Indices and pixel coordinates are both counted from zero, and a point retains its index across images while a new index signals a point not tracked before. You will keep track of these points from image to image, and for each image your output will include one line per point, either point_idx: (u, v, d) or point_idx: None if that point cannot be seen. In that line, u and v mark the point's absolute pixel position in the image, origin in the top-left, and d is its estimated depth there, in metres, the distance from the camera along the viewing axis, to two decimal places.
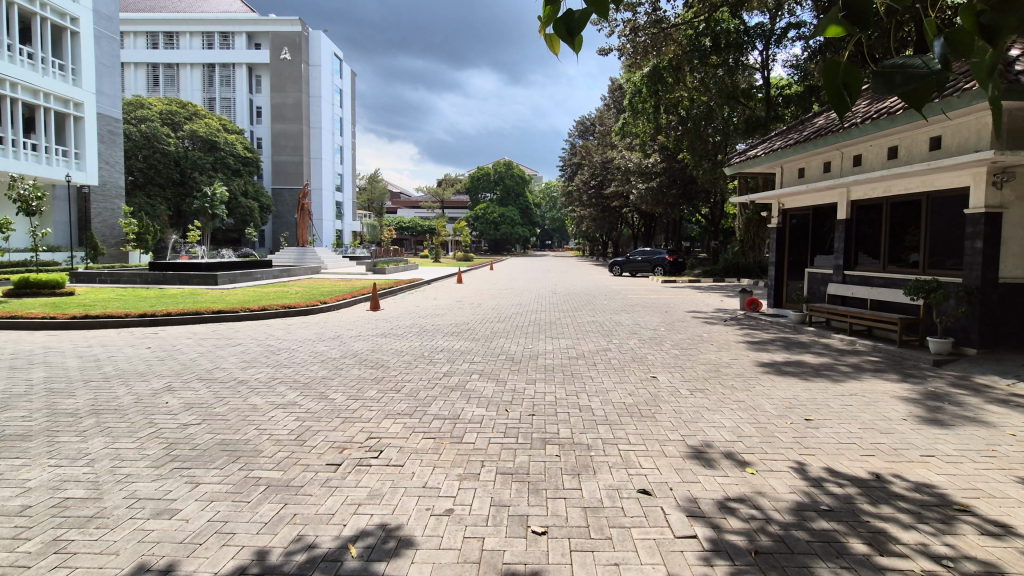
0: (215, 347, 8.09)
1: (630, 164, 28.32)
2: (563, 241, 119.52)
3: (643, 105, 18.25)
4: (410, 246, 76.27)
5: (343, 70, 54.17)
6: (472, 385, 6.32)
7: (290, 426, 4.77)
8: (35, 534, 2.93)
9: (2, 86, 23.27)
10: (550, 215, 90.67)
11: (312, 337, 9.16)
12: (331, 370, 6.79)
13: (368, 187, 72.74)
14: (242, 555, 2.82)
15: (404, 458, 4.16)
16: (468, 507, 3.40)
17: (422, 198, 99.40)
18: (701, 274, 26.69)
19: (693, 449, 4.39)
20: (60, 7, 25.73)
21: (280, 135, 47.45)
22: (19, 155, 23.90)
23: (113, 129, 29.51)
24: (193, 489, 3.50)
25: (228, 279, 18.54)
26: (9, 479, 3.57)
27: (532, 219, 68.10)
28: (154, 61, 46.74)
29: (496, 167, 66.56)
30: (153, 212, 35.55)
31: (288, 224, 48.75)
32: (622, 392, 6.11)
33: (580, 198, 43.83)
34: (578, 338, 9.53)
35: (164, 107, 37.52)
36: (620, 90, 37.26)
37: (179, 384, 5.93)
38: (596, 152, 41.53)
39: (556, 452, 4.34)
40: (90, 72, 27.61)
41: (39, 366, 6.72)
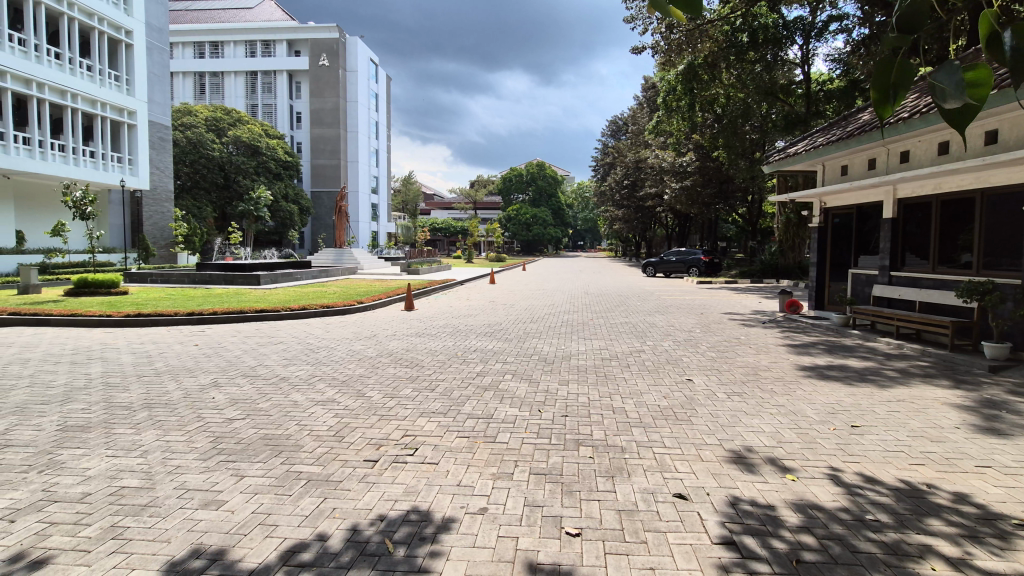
0: (258, 345, 8.37)
1: (664, 164, 27.96)
2: (595, 242, 118.83)
3: (677, 102, 17.90)
4: (443, 247, 77.14)
5: (378, 75, 55.25)
6: (505, 386, 6.35)
7: (329, 422, 4.89)
8: (95, 520, 3.10)
9: (64, 97, 24.62)
10: (583, 215, 90.20)
11: (349, 335, 9.37)
12: (368, 369, 6.93)
13: (403, 189, 74.07)
14: (284, 547, 2.90)
15: (439, 456, 4.21)
16: (502, 507, 3.42)
17: (455, 198, 100.68)
18: (738, 275, 26.03)
19: (733, 454, 4.28)
20: (116, 21, 27.15)
21: (318, 140, 48.76)
22: (77, 161, 25.25)
23: (163, 136, 30.91)
24: (238, 482, 3.63)
25: (269, 279, 19.14)
26: (71, 467, 3.78)
27: (564, 220, 68.01)
28: (200, 69, 48.66)
29: (529, 167, 66.49)
30: (200, 215, 37.07)
31: (326, 226, 49.98)
32: (657, 394, 6.02)
33: (613, 198, 43.39)
34: (612, 339, 9.45)
35: (209, 114, 39.00)
36: (654, 89, 36.73)
37: (224, 380, 6.16)
38: (629, 153, 41.05)
39: (589, 454, 4.31)
40: (142, 82, 29.00)
41: (97, 361, 7.09)
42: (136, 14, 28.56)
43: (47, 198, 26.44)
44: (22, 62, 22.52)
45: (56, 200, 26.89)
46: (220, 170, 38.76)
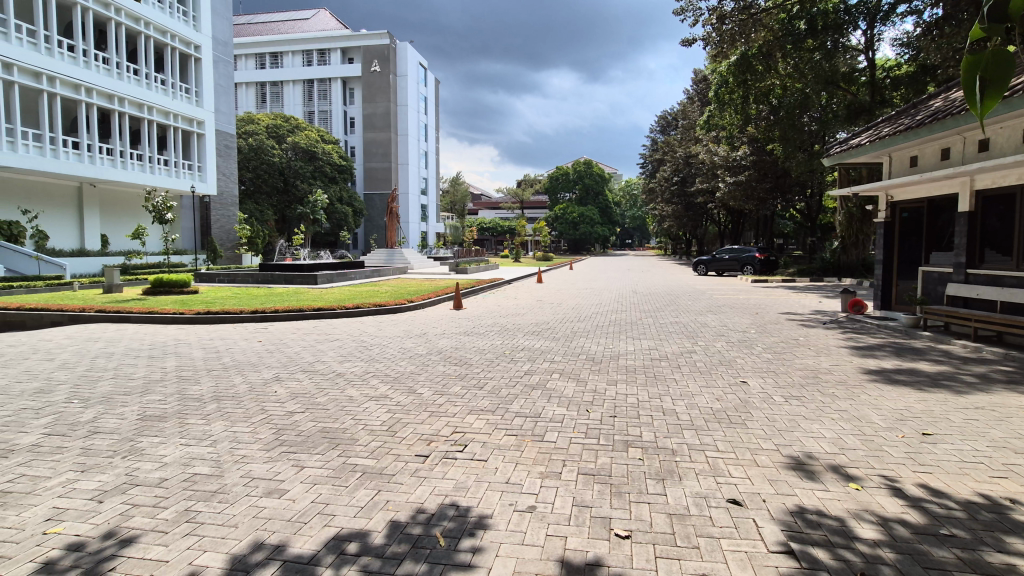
0: (315, 342, 8.75)
1: (716, 158, 27.13)
2: (644, 240, 116.57)
3: (729, 96, 17.32)
4: (490, 247, 77.79)
5: (427, 78, 56.40)
6: (553, 385, 6.34)
7: (382, 417, 5.06)
8: (171, 503, 3.34)
9: (141, 110, 26.48)
10: (631, 214, 88.61)
11: (400, 333, 9.63)
12: (419, 366, 7.10)
13: (451, 189, 75.30)
14: (340, 537, 3.02)
15: (488, 453, 4.26)
16: (550, 506, 3.42)
17: (502, 198, 101.29)
18: (797, 274, 24.80)
19: (792, 460, 4.11)
20: (186, 37, 28.98)
21: (370, 143, 50.27)
22: (153, 169, 27.08)
23: (229, 144, 32.73)
24: (298, 472, 3.81)
25: (326, 279, 19.92)
26: (149, 454, 4.09)
27: (611, 218, 67.15)
28: (262, 80, 51.15)
29: (576, 166, 65.90)
30: (261, 217, 38.93)
31: (378, 227, 51.45)
32: (709, 396, 5.85)
33: (663, 195, 42.41)
34: (662, 339, 9.25)
35: (270, 121, 40.90)
36: (705, 82, 35.60)
37: (285, 375, 6.46)
38: (678, 148, 39.99)
39: (639, 456, 4.25)
40: (209, 93, 30.79)
41: (171, 356, 7.61)
42: (204, 29, 30.37)
43: (128, 204, 28.57)
44: (105, 79, 24.38)
45: (136, 205, 28.95)
46: (279, 174, 40.32)
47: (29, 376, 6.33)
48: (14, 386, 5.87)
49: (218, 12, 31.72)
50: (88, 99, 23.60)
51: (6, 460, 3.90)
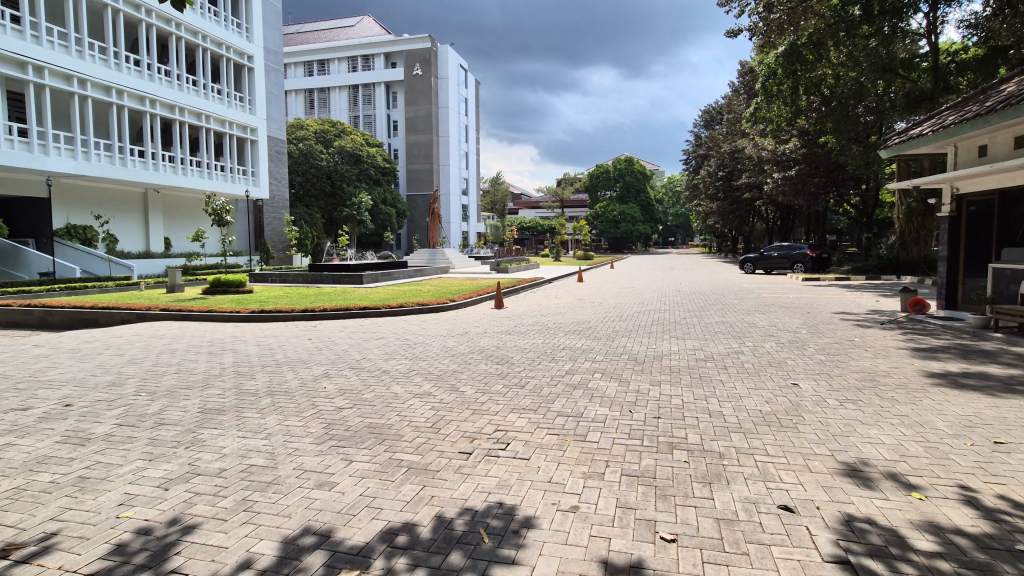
0: (361, 340, 8.99)
1: (764, 152, 26.20)
2: (687, 238, 113.85)
3: (778, 87, 16.64)
4: (531, 247, 77.70)
5: (467, 79, 57.02)
6: (595, 384, 6.30)
7: (426, 414, 5.15)
8: (230, 492, 3.52)
9: (200, 118, 27.92)
10: (674, 211, 86.56)
11: (443, 332, 9.75)
12: (461, 364, 7.19)
13: (491, 189, 75.80)
14: (388, 530, 3.09)
15: (530, 452, 4.27)
16: (594, 507, 3.40)
17: (542, 198, 101.04)
18: (851, 272, 23.64)
19: (847, 466, 3.94)
20: (240, 48, 30.35)
21: (413, 146, 51.28)
22: (211, 175, 28.47)
23: (280, 149, 34.08)
24: (347, 466, 3.93)
25: (371, 279, 20.45)
26: (210, 445, 4.32)
27: (653, 216, 65.94)
28: (309, 87, 52.92)
29: (617, 163, 64.89)
30: (310, 220, 40.25)
31: (420, 227, 52.34)
32: (758, 399, 5.67)
33: (706, 191, 41.25)
34: (707, 339, 9.02)
35: (318, 127, 42.31)
36: (751, 74, 34.42)
37: (334, 372, 6.68)
38: (724, 143, 38.80)
39: (685, 458, 4.16)
40: (262, 101, 32.14)
41: (229, 352, 8.01)
42: (256, 39, 31.73)
43: (189, 208, 30.17)
44: (167, 90, 25.84)
45: (196, 209, 30.58)
46: (327, 178, 41.57)
47: (102, 370, 6.78)
48: (89, 379, 6.30)
49: (269, 23, 33.07)
50: (152, 109, 25.09)
51: (84, 448, 4.20)
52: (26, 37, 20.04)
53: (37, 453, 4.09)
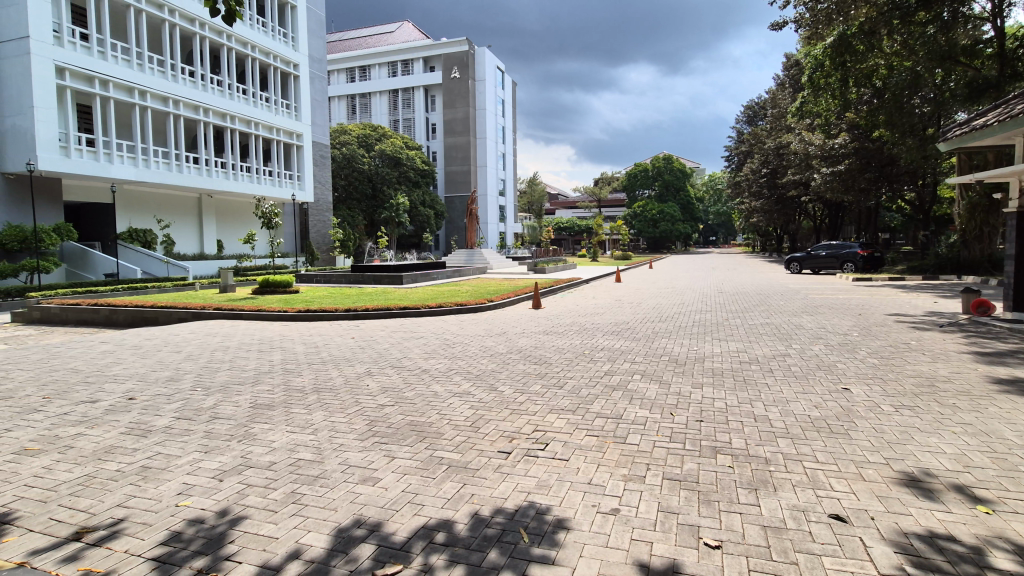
0: (401, 339, 9.16)
1: (810, 147, 25.28)
2: (728, 237, 110.81)
3: (825, 80, 16.02)
4: (568, 246, 77.35)
5: (504, 81, 57.28)
6: (635, 386, 6.20)
7: (465, 413, 5.21)
8: (280, 485, 3.65)
9: (248, 125, 29.07)
10: (715, 209, 84.46)
11: (481, 332, 9.85)
12: (499, 364, 7.22)
13: (528, 190, 75.87)
14: (429, 526, 3.14)
15: (569, 452, 4.26)
16: (635, 510, 3.36)
17: (580, 198, 100.34)
18: (906, 271, 22.45)
19: (905, 476, 3.74)
20: (286, 57, 31.46)
21: (451, 148, 51.96)
22: (260, 179, 29.60)
23: (324, 154, 35.13)
24: (389, 462, 4.02)
25: (411, 279, 20.83)
26: (261, 438, 4.50)
27: (694, 215, 64.56)
28: (351, 92, 54.33)
29: (655, 162, 63.71)
30: (353, 222, 41.29)
31: (458, 228, 52.96)
32: (806, 403, 5.45)
33: (749, 188, 40.01)
34: (751, 341, 8.76)
35: (360, 131, 43.31)
36: (796, 66, 33.16)
37: (376, 370, 6.85)
38: (768, 139, 37.55)
39: (729, 463, 4.06)
40: (307, 107, 33.20)
41: (277, 350, 8.31)
42: (302, 48, 32.80)
43: (240, 212, 31.47)
44: (219, 99, 26.99)
45: (247, 212, 31.87)
46: (368, 181, 42.58)
47: (162, 366, 7.16)
48: (150, 374, 6.66)
49: (313, 32, 34.16)
50: (205, 118, 26.30)
51: (146, 439, 4.45)
52: (92, 53, 21.33)
53: (105, 443, 4.36)
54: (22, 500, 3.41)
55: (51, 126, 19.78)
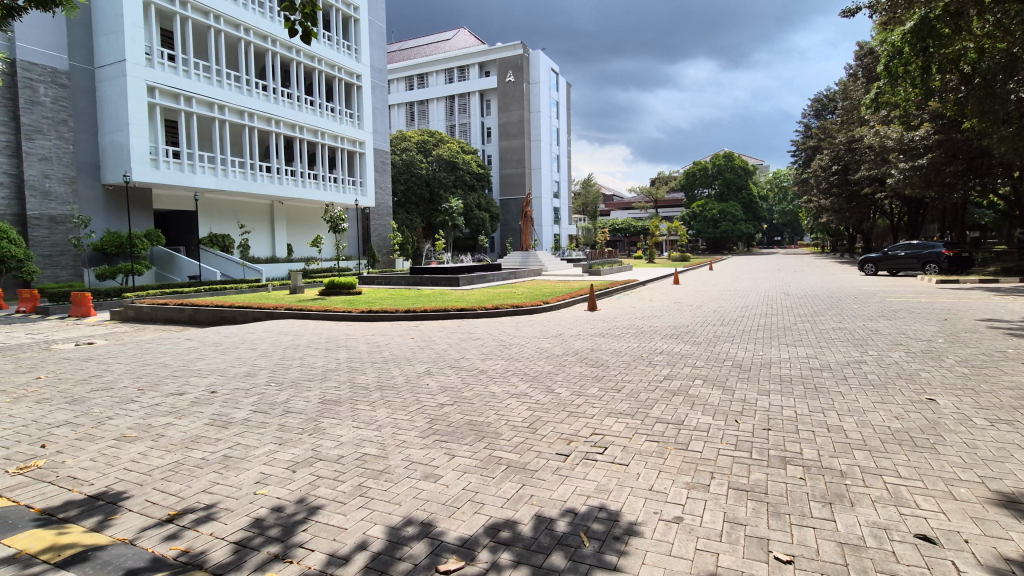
0: (459, 340, 9.31)
1: (887, 141, 23.63)
2: (795, 237, 105.31)
3: (904, 68, 14.84)
4: (623, 248, 76.16)
5: (559, 83, 57.20)
6: (696, 391, 6.01)
7: (523, 414, 5.22)
8: (348, 477, 3.80)
9: (315, 134, 30.49)
10: (780, 208, 80.40)
11: (537, 333, 9.86)
12: (556, 366, 7.21)
13: (583, 192, 75.26)
14: (490, 525, 3.18)
15: (629, 457, 4.18)
16: (699, 519, 3.25)
17: (636, 198, 98.47)
18: (1001, 273, 20.41)
19: (1002, 496, 3.42)
20: (350, 68, 32.83)
21: (506, 151, 52.47)
22: (326, 186, 31.00)
23: (384, 160, 36.35)
24: (450, 460, 4.10)
25: (467, 281, 21.17)
26: (330, 432, 4.71)
27: (757, 214, 61.74)
28: (410, 100, 55.97)
29: (715, 159, 61.49)
30: (411, 225, 42.43)
31: (513, 231, 53.37)
32: (886, 414, 5.08)
33: (819, 186, 37.86)
34: (822, 347, 8.30)
35: (419, 137, 44.46)
36: (870, 55, 31.05)
37: (435, 370, 7.00)
38: (839, 132, 35.38)
39: (800, 475, 3.85)
40: (369, 116, 34.46)
41: (342, 349, 8.67)
42: (364, 59, 34.11)
43: (308, 217, 33.02)
44: (288, 111, 28.50)
45: (314, 217, 33.38)
46: (426, 185, 43.67)
47: (239, 362, 7.64)
48: (229, 369, 7.11)
49: (375, 43, 35.42)
50: (277, 129, 27.85)
51: (228, 430, 4.76)
52: (178, 72, 23.09)
53: (191, 432, 4.70)
54: (123, 482, 3.73)
55: (143, 140, 21.57)
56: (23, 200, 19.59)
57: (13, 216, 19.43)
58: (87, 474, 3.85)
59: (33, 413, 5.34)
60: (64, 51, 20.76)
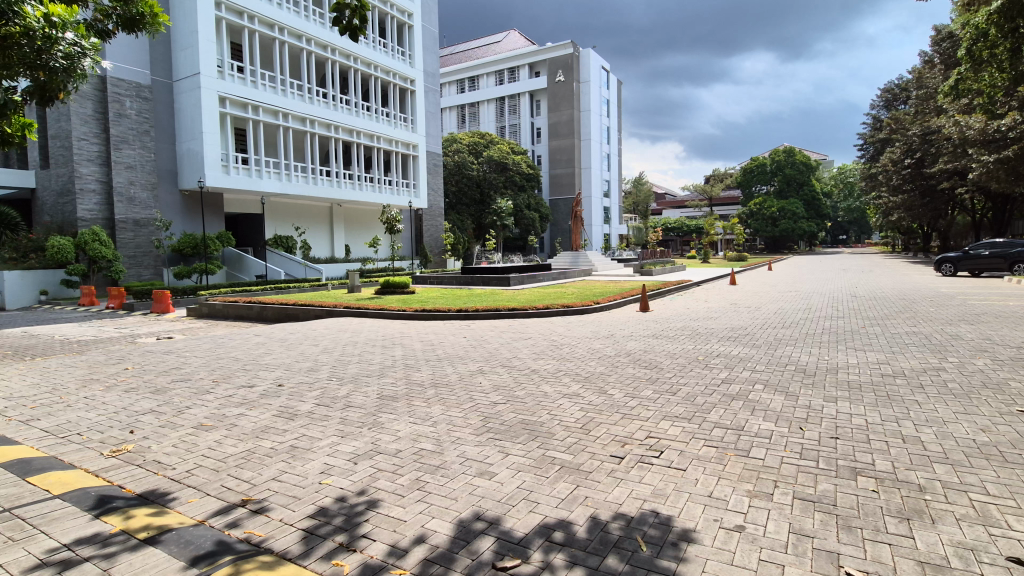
0: (511, 340, 9.35)
1: (967, 131, 21.85)
2: (861, 236, 99.44)
3: (990, 52, 13.77)
4: (675, 248, 74.40)
5: (609, 81, 56.52)
6: (757, 396, 5.76)
7: (576, 414, 5.19)
8: (406, 471, 3.90)
9: (370, 138, 31.47)
10: (845, 205, 75.65)
11: (589, 334, 9.77)
12: (608, 367, 7.13)
13: (634, 191, 73.92)
14: (546, 524, 3.18)
15: (686, 462, 4.07)
16: (762, 529, 3.12)
17: (689, 197, 95.76)
18: None
19: None
20: (404, 74, 33.67)
21: (556, 151, 52.34)
22: (381, 189, 31.92)
23: (436, 162, 37.09)
24: (504, 458, 4.13)
25: (518, 281, 21.29)
26: (388, 427, 4.85)
27: (821, 211, 58.69)
28: (461, 103, 56.84)
29: (774, 155, 58.93)
30: (462, 226, 43.03)
31: (563, 231, 53.17)
32: (970, 426, 4.70)
33: (890, 181, 35.57)
34: (895, 352, 7.78)
35: (470, 139, 44.99)
36: (948, 40, 28.93)
37: (488, 368, 7.07)
38: (912, 124, 33.16)
39: (873, 487, 3.62)
40: (422, 119, 35.21)
41: (397, 346, 8.90)
42: (418, 64, 34.86)
43: (365, 219, 34.04)
44: (346, 116, 29.52)
45: (370, 219, 34.41)
46: (477, 186, 44.18)
47: (303, 357, 7.99)
48: (294, 364, 7.46)
49: (428, 48, 36.19)
50: (336, 134, 28.93)
51: (294, 421, 4.99)
52: (246, 83, 24.41)
53: (261, 423, 4.96)
54: (201, 467, 4.00)
55: (215, 148, 22.95)
56: (112, 205, 21.30)
57: (103, 220, 21.19)
58: (170, 459, 4.14)
59: (122, 401, 5.79)
60: (147, 67, 22.40)
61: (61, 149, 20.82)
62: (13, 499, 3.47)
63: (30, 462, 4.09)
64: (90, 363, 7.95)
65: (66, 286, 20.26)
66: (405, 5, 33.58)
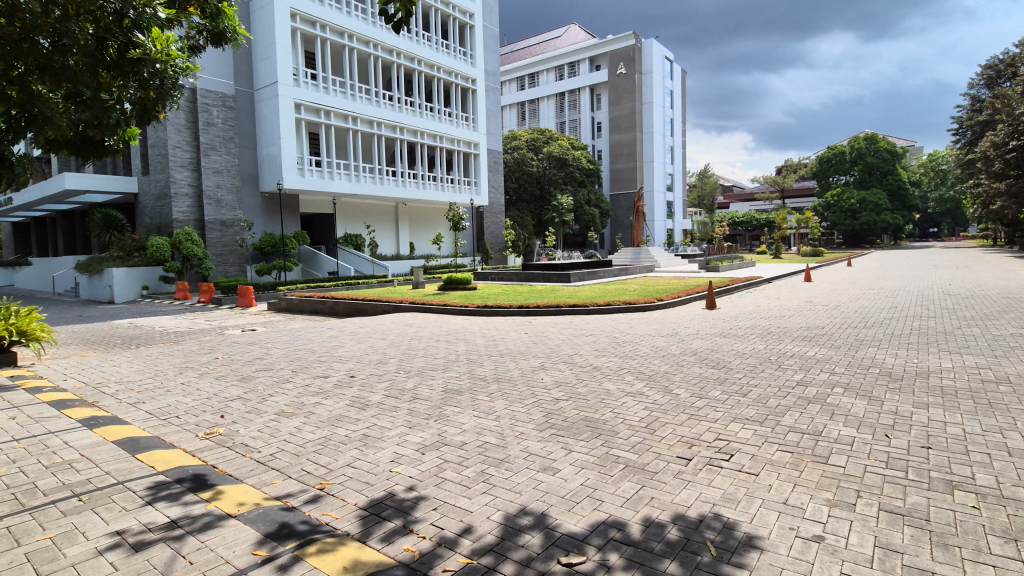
0: (572, 336, 9.32)
1: None
2: (955, 229, 90.84)
3: None
4: (744, 242, 71.24)
5: (673, 71, 54.77)
6: (836, 400, 5.42)
7: (640, 414, 5.09)
8: (471, 463, 3.98)
9: (433, 138, 32.22)
10: (937, 195, 69.36)
11: (653, 332, 9.55)
12: (674, 365, 6.95)
13: (698, 185, 71.35)
14: (608, 523, 3.15)
15: (759, 467, 3.90)
16: (844, 540, 2.94)
17: (758, 189, 91.24)
18: None
19: None
20: (466, 74, 34.17)
21: (617, 145, 51.38)
22: (444, 187, 32.61)
23: (496, 160, 37.46)
24: (567, 455, 4.12)
25: (578, 277, 21.12)
26: (453, 420, 4.98)
27: (908, 202, 54.21)
28: (522, 100, 57.12)
29: (855, 142, 55.00)
30: (522, 223, 43.18)
31: (624, 226, 52.17)
32: None
33: (990, 167, 32.27)
34: (1000, 356, 7.04)
35: (529, 135, 44.97)
36: None
37: (549, 365, 7.08)
38: (1017, 103, 29.91)
39: (972, 503, 3.32)
40: (483, 118, 35.59)
41: (460, 341, 9.09)
42: (479, 63, 35.25)
43: (428, 216, 34.85)
44: (411, 118, 30.36)
45: (434, 216, 35.18)
46: (536, 183, 44.20)
47: (372, 350, 8.34)
48: (364, 357, 7.80)
49: (489, 47, 36.52)
50: (401, 135, 29.81)
51: (365, 411, 5.22)
52: (319, 90, 25.63)
53: (335, 412, 5.22)
54: (283, 451, 4.27)
55: (291, 152, 24.31)
56: (201, 207, 23.10)
57: (194, 221, 23.02)
58: (256, 443, 4.46)
59: (213, 387, 6.28)
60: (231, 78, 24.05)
61: (159, 157, 22.82)
62: (125, 473, 3.85)
63: (137, 441, 4.53)
64: (186, 352, 8.70)
65: (164, 282, 22.18)
66: (467, 6, 33.99)
